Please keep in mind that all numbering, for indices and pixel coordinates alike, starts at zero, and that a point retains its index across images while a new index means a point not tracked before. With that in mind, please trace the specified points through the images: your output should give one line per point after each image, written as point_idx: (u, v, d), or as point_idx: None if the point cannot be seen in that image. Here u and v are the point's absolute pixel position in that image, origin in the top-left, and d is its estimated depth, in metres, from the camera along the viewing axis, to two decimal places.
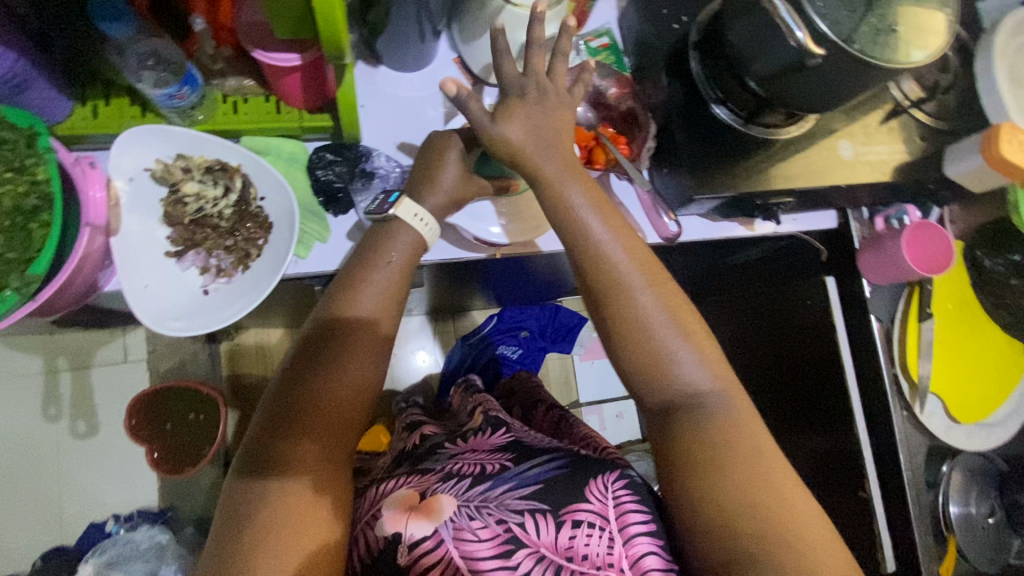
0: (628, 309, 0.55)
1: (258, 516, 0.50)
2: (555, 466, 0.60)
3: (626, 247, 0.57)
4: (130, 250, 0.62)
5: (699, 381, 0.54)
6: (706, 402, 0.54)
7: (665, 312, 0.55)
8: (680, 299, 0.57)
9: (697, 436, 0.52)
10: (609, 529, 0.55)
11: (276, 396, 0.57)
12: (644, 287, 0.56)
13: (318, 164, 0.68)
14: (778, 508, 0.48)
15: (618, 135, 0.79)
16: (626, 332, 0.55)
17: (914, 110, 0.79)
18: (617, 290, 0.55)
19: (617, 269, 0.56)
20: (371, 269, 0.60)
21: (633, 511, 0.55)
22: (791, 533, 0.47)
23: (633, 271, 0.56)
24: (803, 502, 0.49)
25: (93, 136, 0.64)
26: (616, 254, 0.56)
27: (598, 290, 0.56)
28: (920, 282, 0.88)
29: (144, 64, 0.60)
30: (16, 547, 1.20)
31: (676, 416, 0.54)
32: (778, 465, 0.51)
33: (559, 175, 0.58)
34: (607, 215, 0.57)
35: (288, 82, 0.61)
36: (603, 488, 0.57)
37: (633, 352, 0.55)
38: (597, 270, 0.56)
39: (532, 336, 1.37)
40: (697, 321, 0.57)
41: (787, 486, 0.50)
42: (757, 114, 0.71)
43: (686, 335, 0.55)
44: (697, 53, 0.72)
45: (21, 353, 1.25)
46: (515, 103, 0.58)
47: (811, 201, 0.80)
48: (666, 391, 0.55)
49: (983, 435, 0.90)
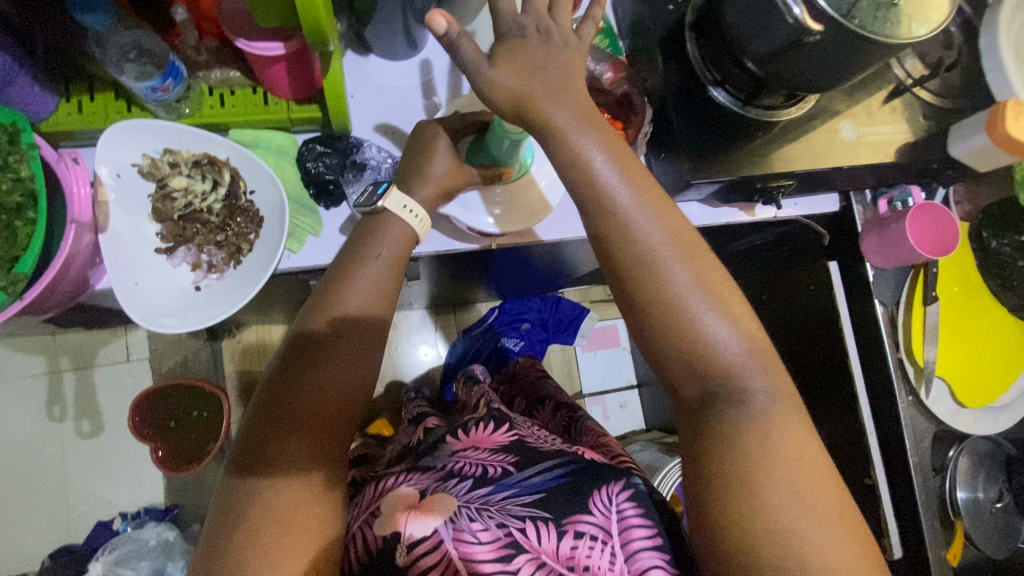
0: (659, 287, 0.53)
1: (249, 514, 0.50)
2: (554, 478, 0.59)
3: (663, 222, 0.54)
4: (120, 247, 0.61)
5: (734, 360, 0.53)
6: (748, 394, 0.52)
7: (700, 290, 0.53)
8: (721, 280, 0.55)
9: (732, 427, 0.51)
10: (612, 543, 0.54)
11: (266, 395, 0.56)
12: (678, 261, 0.54)
13: (308, 155, 0.67)
14: (807, 510, 0.46)
15: (614, 121, 0.76)
16: (659, 309, 0.53)
17: (917, 89, 0.77)
18: (645, 260, 0.54)
19: (647, 245, 0.54)
20: (361, 263, 0.59)
21: (636, 528, 0.54)
22: (813, 536, 0.45)
23: (668, 249, 0.54)
24: (833, 504, 0.47)
25: (80, 132, 0.63)
26: (646, 224, 0.54)
27: (626, 267, 0.54)
28: (926, 265, 0.86)
29: (127, 57, 0.58)
30: (25, 546, 1.21)
31: (715, 403, 0.53)
32: (813, 468, 0.48)
33: (572, 125, 0.55)
34: (636, 183, 0.55)
35: (273, 73, 0.60)
36: (607, 500, 0.56)
37: (666, 323, 0.53)
38: (626, 246, 0.54)
39: (534, 328, 1.36)
40: (738, 297, 0.55)
41: (827, 488, 0.48)
42: (756, 96, 0.69)
43: (723, 313, 0.53)
44: (694, 35, 0.71)
45: (25, 354, 1.26)
46: (516, 42, 0.54)
47: (814, 184, 0.79)
48: (700, 376, 0.53)
49: (991, 419, 0.89)
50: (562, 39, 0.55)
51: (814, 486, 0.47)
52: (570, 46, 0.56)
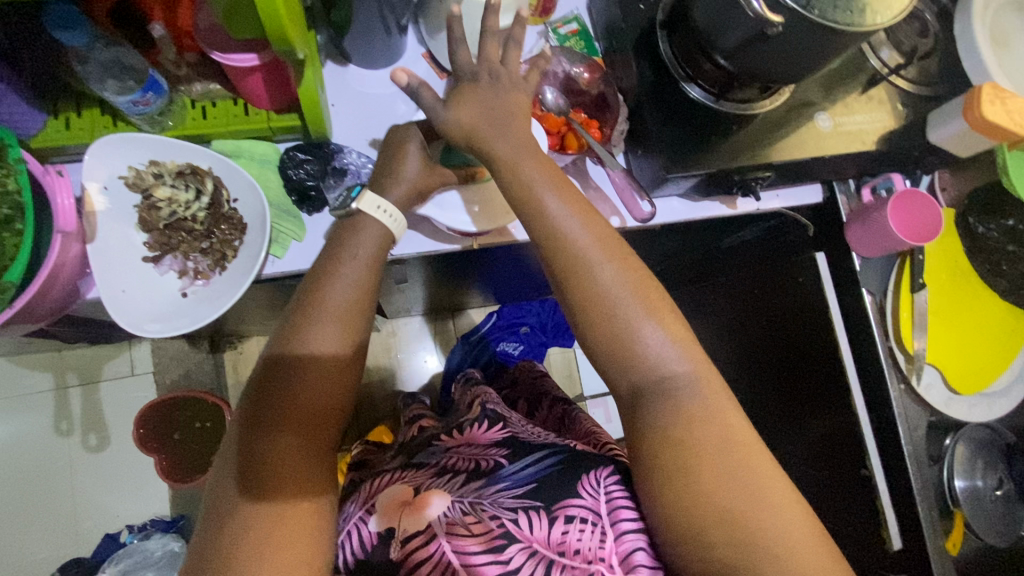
0: (588, 291, 0.53)
1: (238, 515, 0.52)
2: (549, 464, 0.59)
3: (586, 226, 0.55)
4: (108, 258, 0.64)
5: (671, 362, 0.52)
6: (693, 385, 0.52)
7: (631, 293, 0.53)
8: (643, 277, 0.55)
9: (665, 422, 0.51)
10: (601, 524, 0.54)
11: (252, 394, 0.57)
12: (602, 262, 0.54)
13: (289, 163, 0.69)
14: (750, 496, 0.47)
15: (590, 120, 0.79)
16: (593, 318, 0.53)
17: (893, 77, 0.78)
18: (574, 266, 0.53)
19: (578, 247, 0.54)
20: (339, 264, 0.60)
21: (623, 509, 0.54)
22: (765, 523, 0.46)
23: (593, 250, 0.54)
24: (777, 485, 0.48)
25: (68, 147, 0.66)
26: (573, 230, 0.54)
27: (559, 273, 0.54)
28: (911, 252, 0.86)
29: (109, 73, 0.61)
30: (36, 560, 1.23)
31: (647, 400, 0.52)
32: (756, 452, 0.49)
33: (514, 151, 0.57)
34: (561, 190, 0.56)
35: (252, 83, 0.61)
36: (595, 483, 0.56)
37: (599, 331, 0.53)
38: (560, 255, 0.54)
39: (533, 332, 1.38)
40: (664, 300, 0.55)
41: (769, 473, 0.48)
42: (729, 89, 0.71)
43: (652, 316, 0.53)
44: (665, 33, 0.73)
45: (34, 370, 1.29)
46: (467, 86, 0.59)
47: (793, 175, 0.79)
48: (663, 367, 0.53)
49: (985, 406, 0.88)
50: (511, 82, 0.59)
51: (755, 479, 0.48)
52: (519, 86, 0.60)
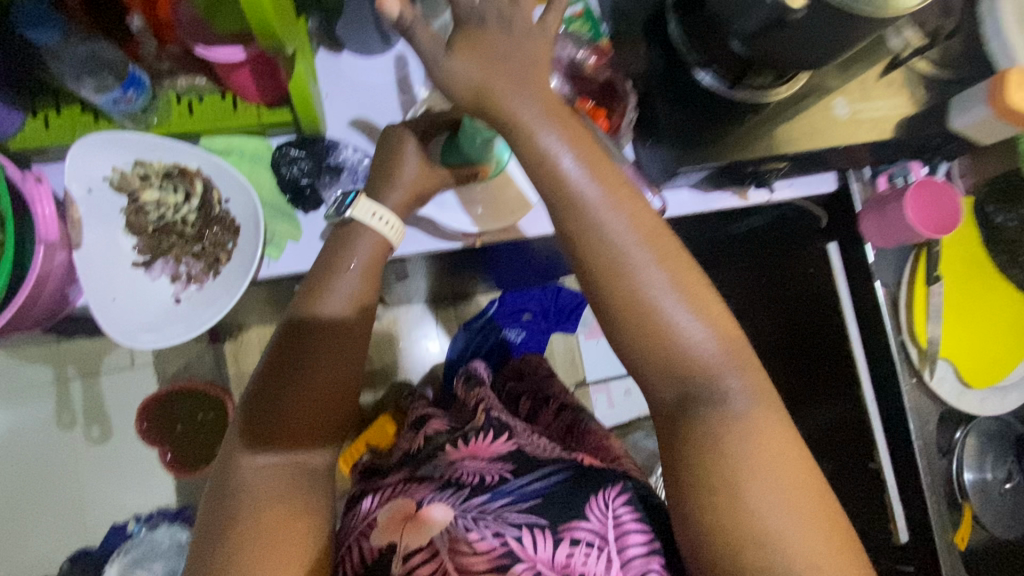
0: (606, 289, 0.50)
1: (230, 539, 0.51)
2: (555, 480, 0.57)
3: (635, 220, 0.50)
4: (96, 263, 0.62)
5: (680, 371, 0.51)
6: (710, 389, 0.50)
7: (677, 291, 0.50)
8: (694, 273, 0.51)
9: (707, 438, 0.50)
10: (608, 550, 0.53)
11: (247, 411, 0.55)
12: (652, 264, 0.50)
13: (282, 160, 0.66)
14: (789, 511, 0.46)
15: (598, 110, 0.72)
16: (626, 322, 0.50)
17: (915, 60, 0.73)
18: (617, 270, 0.50)
19: (620, 247, 0.50)
20: (332, 277, 0.58)
21: (633, 533, 0.53)
22: (799, 539, 0.45)
23: (644, 250, 0.50)
24: (815, 501, 0.47)
25: (50, 147, 0.63)
26: (617, 225, 0.50)
27: (593, 271, 0.50)
28: (928, 244, 0.83)
29: (87, 69, 0.58)
30: (45, 550, 1.24)
31: (695, 406, 0.51)
32: (794, 464, 0.48)
33: (537, 120, 0.49)
34: (602, 178, 0.50)
35: (239, 78, 0.59)
36: (605, 506, 0.55)
37: (626, 321, 0.50)
38: (595, 255, 0.50)
39: (535, 318, 1.36)
40: (708, 289, 0.51)
41: (804, 485, 0.47)
42: (743, 77, 0.66)
43: (688, 303, 0.50)
44: (677, 14, 0.68)
45: (34, 363, 1.28)
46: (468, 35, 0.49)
47: (809, 164, 0.76)
48: (679, 379, 0.51)
49: (998, 399, 0.87)
50: None
51: (796, 494, 0.47)
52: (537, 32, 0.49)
